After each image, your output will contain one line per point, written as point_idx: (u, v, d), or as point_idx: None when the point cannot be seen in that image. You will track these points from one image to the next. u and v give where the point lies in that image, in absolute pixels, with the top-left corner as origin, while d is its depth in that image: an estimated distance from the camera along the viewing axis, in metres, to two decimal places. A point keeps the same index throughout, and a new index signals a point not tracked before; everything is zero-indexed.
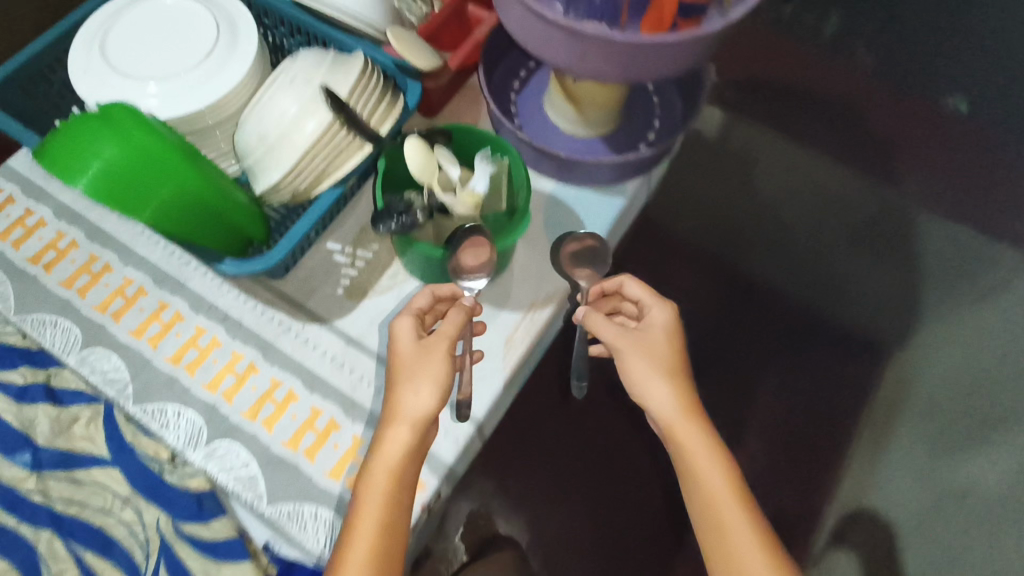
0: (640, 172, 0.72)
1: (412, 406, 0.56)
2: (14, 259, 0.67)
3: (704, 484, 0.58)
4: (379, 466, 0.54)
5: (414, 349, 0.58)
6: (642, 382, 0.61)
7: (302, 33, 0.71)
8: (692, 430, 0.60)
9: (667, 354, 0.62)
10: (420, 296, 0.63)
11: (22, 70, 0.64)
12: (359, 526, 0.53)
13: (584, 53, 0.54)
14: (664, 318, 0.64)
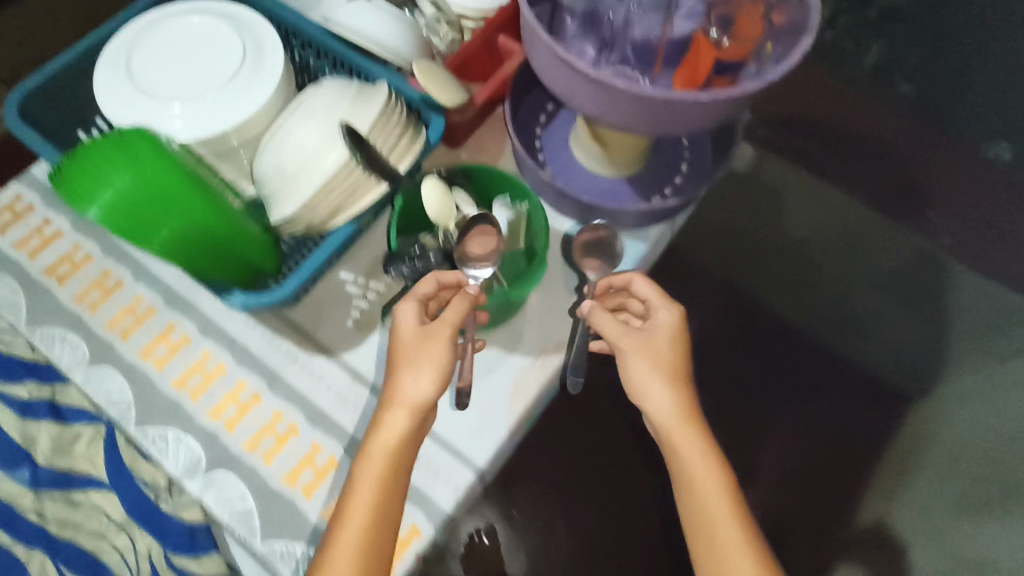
0: (664, 217, 0.69)
1: (412, 390, 0.55)
2: (30, 269, 0.66)
3: (698, 497, 0.57)
4: (375, 449, 0.54)
5: (417, 333, 0.57)
6: (644, 387, 0.59)
7: (331, 59, 0.71)
8: (692, 439, 0.58)
9: (672, 359, 0.60)
10: (426, 282, 0.60)
11: (49, 82, 0.64)
12: (351, 509, 0.53)
13: (613, 103, 0.52)
14: (673, 320, 0.61)
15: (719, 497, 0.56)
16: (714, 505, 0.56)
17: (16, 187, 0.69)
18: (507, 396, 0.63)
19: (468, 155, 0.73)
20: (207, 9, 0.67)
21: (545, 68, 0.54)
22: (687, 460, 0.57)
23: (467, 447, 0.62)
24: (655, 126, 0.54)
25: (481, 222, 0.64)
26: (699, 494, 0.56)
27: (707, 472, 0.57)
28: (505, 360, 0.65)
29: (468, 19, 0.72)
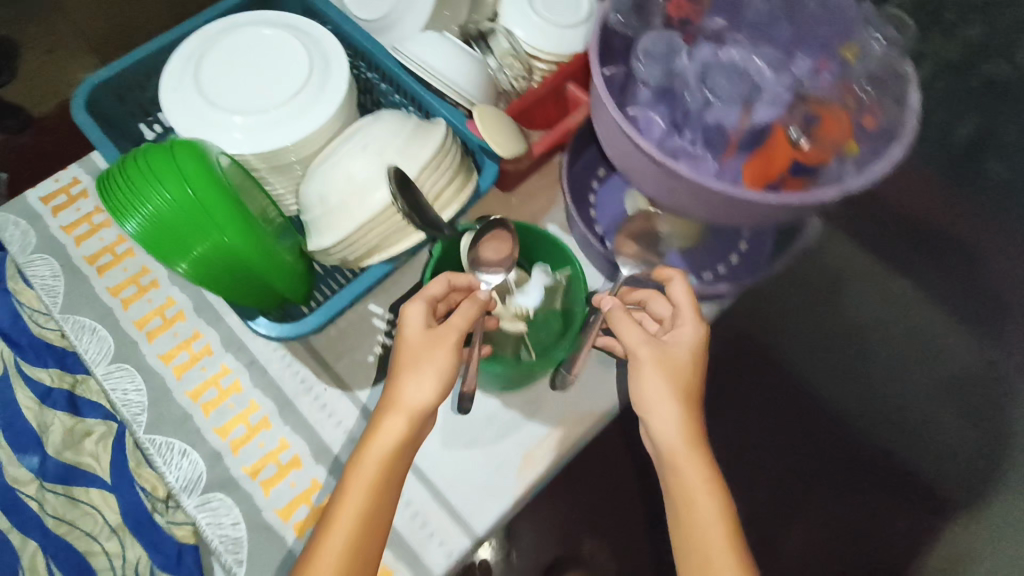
0: (715, 298, 0.64)
1: (414, 396, 0.50)
2: (72, 255, 0.67)
3: (695, 529, 0.50)
4: (369, 456, 0.50)
5: (424, 336, 0.52)
6: (654, 407, 0.52)
7: (396, 88, 0.69)
8: (697, 466, 0.51)
9: (687, 379, 0.53)
10: (437, 282, 0.55)
11: (120, 77, 0.65)
12: (337, 518, 0.48)
13: (674, 186, 0.49)
14: (696, 337, 0.54)
15: (719, 534, 0.50)
16: (713, 542, 0.49)
17: (76, 170, 0.70)
18: (517, 466, 0.60)
19: (519, 201, 0.71)
20: (281, 23, 0.66)
21: (607, 134, 0.52)
22: (688, 491, 0.51)
23: (467, 512, 0.59)
24: (715, 214, 0.51)
25: (497, 227, 0.61)
26: (696, 528, 0.50)
27: (708, 504, 0.51)
28: (522, 425, 0.62)
29: (540, 61, 0.69)
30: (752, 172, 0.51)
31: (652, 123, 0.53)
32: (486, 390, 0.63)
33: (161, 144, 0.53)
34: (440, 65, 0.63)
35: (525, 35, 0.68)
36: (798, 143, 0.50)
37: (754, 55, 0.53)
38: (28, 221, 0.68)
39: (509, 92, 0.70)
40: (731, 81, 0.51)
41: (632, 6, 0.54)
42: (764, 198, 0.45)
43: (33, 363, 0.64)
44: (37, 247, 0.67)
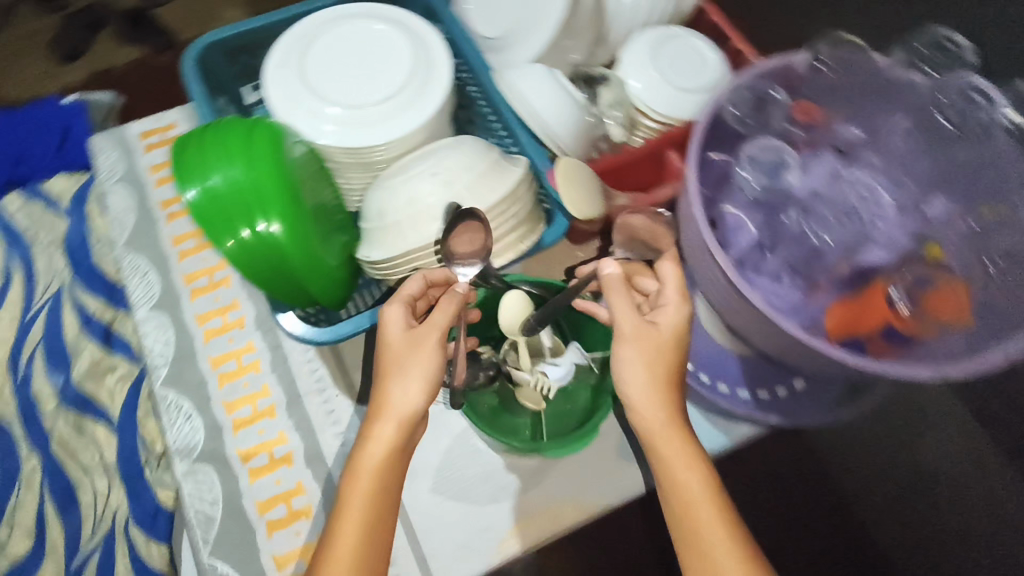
0: (763, 424, 0.58)
1: (399, 400, 0.44)
2: (149, 195, 0.69)
3: (687, 511, 0.43)
4: (360, 470, 0.43)
5: (407, 338, 0.46)
6: (636, 384, 0.44)
7: (494, 112, 0.66)
8: (680, 444, 0.43)
9: (669, 359, 0.45)
10: (411, 282, 0.50)
11: (232, 40, 0.67)
12: (336, 534, 0.42)
13: (741, 307, 0.46)
14: (684, 314, 0.46)
15: (713, 513, 0.42)
16: (707, 525, 0.42)
17: (177, 115, 0.73)
18: (500, 535, 0.56)
19: (585, 257, 0.67)
20: (397, 20, 0.65)
21: (687, 229, 0.49)
22: (675, 473, 0.43)
23: (436, 566, 0.55)
24: (779, 349, 0.47)
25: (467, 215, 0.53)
26: (686, 508, 0.43)
27: (697, 481, 0.43)
28: (520, 493, 0.57)
29: (648, 118, 0.64)
30: (836, 322, 0.45)
31: (738, 234, 0.48)
32: (490, 446, 0.59)
33: (245, 120, 0.53)
34: (538, 102, 0.60)
35: (638, 86, 0.63)
36: (898, 307, 0.43)
37: (876, 189, 0.49)
38: (120, 152, 0.70)
39: (607, 134, 0.65)
40: (837, 219, 0.48)
41: (753, 100, 0.50)
42: (840, 356, 0.40)
43: (85, 288, 0.69)
44: (121, 179, 0.69)
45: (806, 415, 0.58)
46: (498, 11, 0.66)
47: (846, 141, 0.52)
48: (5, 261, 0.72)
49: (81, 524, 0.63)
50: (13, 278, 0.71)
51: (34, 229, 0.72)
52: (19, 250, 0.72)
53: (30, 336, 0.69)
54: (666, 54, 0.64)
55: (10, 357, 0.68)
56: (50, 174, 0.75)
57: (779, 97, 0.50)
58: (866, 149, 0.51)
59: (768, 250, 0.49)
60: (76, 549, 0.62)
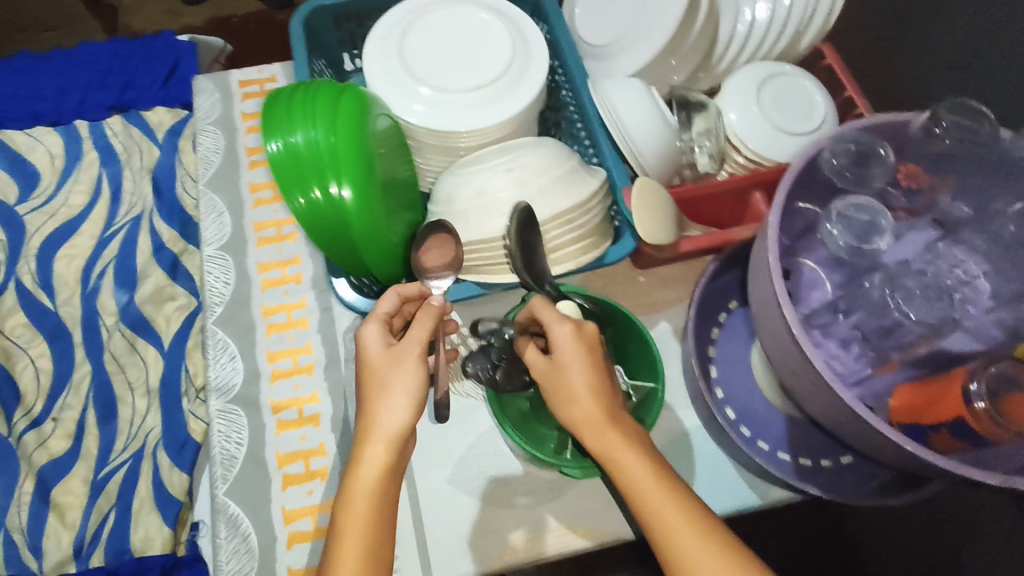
0: (798, 492, 0.55)
1: (388, 420, 0.43)
2: (238, 139, 0.72)
3: (651, 520, 0.41)
4: (354, 495, 0.42)
5: (388, 354, 0.45)
6: (563, 397, 0.45)
7: (582, 120, 0.66)
8: (618, 445, 0.43)
9: (587, 370, 0.45)
10: (386, 299, 0.49)
11: (342, 5, 0.68)
12: (337, 563, 0.41)
13: (800, 369, 0.43)
14: (570, 331, 0.46)
15: (683, 521, 0.41)
16: (680, 536, 0.40)
17: (278, 69, 0.75)
18: (505, 543, 0.55)
19: (646, 282, 0.65)
20: (503, 12, 0.65)
21: (758, 275, 0.47)
22: (623, 475, 0.43)
23: (434, 557, 0.55)
24: (832, 418, 0.44)
25: (439, 229, 0.56)
26: (645, 515, 0.42)
27: (653, 484, 0.42)
28: (530, 504, 0.56)
29: (739, 154, 0.62)
30: (899, 406, 0.44)
31: (812, 291, 0.48)
32: (511, 451, 0.58)
33: (335, 85, 0.54)
34: (628, 115, 0.58)
35: (735, 119, 0.61)
36: (973, 401, 0.38)
37: (972, 271, 0.44)
38: (220, 95, 0.74)
39: (693, 163, 0.63)
40: (926, 294, 0.43)
41: (856, 153, 0.47)
42: (892, 437, 0.39)
43: (163, 217, 0.74)
44: (215, 120, 0.72)
45: (846, 494, 0.55)
46: (607, 20, 0.66)
47: (947, 215, 0.49)
48: (96, 177, 0.75)
49: (115, 438, 0.67)
50: (101, 193, 0.75)
51: (128, 152, 0.76)
52: (110, 169, 0.75)
53: (105, 251, 0.73)
54: (772, 92, 0.61)
55: (84, 268, 0.72)
56: (151, 106, 0.79)
57: (885, 155, 0.48)
58: (969, 228, 0.47)
59: (842, 313, 0.47)
60: (105, 459, 0.66)
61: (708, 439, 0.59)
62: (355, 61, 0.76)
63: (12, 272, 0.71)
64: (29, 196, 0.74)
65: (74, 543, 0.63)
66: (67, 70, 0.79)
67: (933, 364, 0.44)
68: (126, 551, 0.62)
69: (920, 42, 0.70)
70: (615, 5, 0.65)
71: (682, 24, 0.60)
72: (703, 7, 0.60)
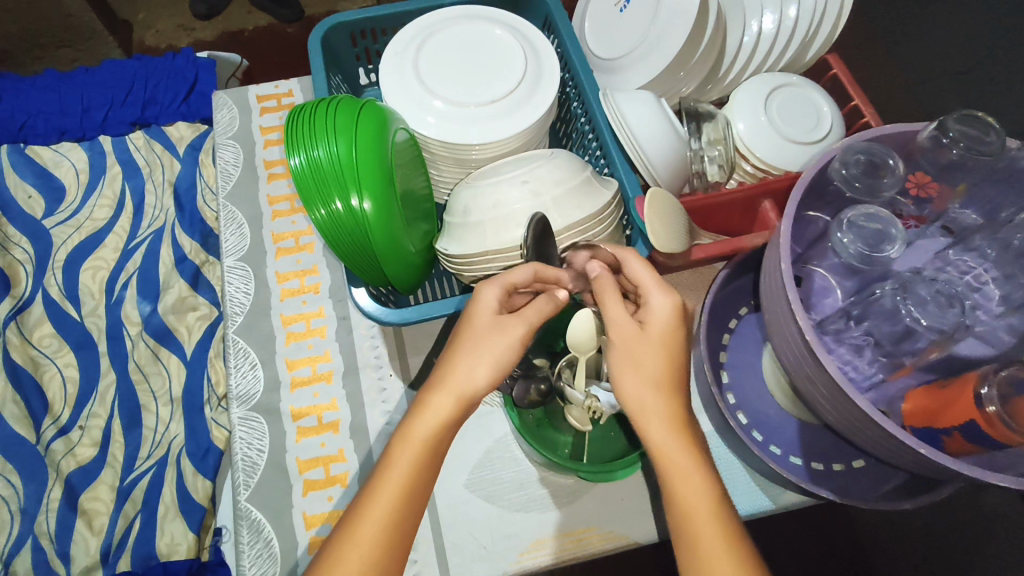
0: (811, 495, 0.56)
1: (467, 378, 0.40)
2: (257, 153, 0.73)
3: (686, 526, 0.38)
4: (411, 436, 0.39)
5: (488, 319, 0.42)
6: (635, 370, 0.40)
7: (594, 132, 0.67)
8: (678, 450, 0.39)
9: (668, 358, 0.41)
10: (522, 269, 0.45)
11: (357, 23, 0.70)
12: (374, 493, 0.38)
13: (812, 375, 0.44)
14: (667, 310, 0.42)
15: (717, 539, 0.37)
16: (709, 549, 0.37)
17: (295, 85, 0.77)
18: (520, 546, 0.56)
19: None
20: (515, 29, 0.67)
21: (771, 283, 0.48)
22: (677, 493, 0.38)
23: (452, 562, 0.56)
24: (847, 423, 0.45)
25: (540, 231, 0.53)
26: (686, 525, 0.37)
27: (700, 495, 0.38)
28: (548, 507, 0.57)
29: (749, 163, 0.63)
30: (913, 410, 0.45)
31: (823, 297, 0.51)
32: (527, 457, 0.59)
33: (356, 101, 0.55)
34: (641, 126, 0.59)
35: (745, 129, 0.62)
36: (984, 405, 0.39)
37: (981, 278, 0.48)
38: (239, 110, 0.75)
39: (702, 172, 0.63)
40: (939, 302, 0.43)
41: (867, 163, 0.48)
42: (904, 440, 0.39)
43: (184, 229, 0.76)
44: (234, 134, 0.74)
45: (858, 496, 0.55)
46: (618, 35, 0.67)
47: (956, 221, 0.52)
48: (118, 193, 0.78)
49: (140, 444, 0.69)
50: (123, 207, 0.77)
51: (150, 166, 0.79)
52: (133, 184, 0.78)
53: (128, 263, 0.75)
54: (780, 102, 0.62)
55: (108, 280, 0.75)
56: (174, 121, 0.81)
57: (894, 166, 0.48)
58: (980, 235, 0.49)
59: (854, 320, 0.49)
60: (131, 466, 0.68)
61: (720, 442, 0.60)
62: (370, 74, 0.79)
63: (38, 284, 0.73)
64: (55, 210, 0.76)
65: (101, 549, 0.64)
66: (88, 88, 0.81)
67: (948, 367, 0.47)
68: (153, 556, 0.63)
69: None
70: (624, 20, 0.67)
71: (691, 37, 0.61)
72: (710, 20, 0.61)
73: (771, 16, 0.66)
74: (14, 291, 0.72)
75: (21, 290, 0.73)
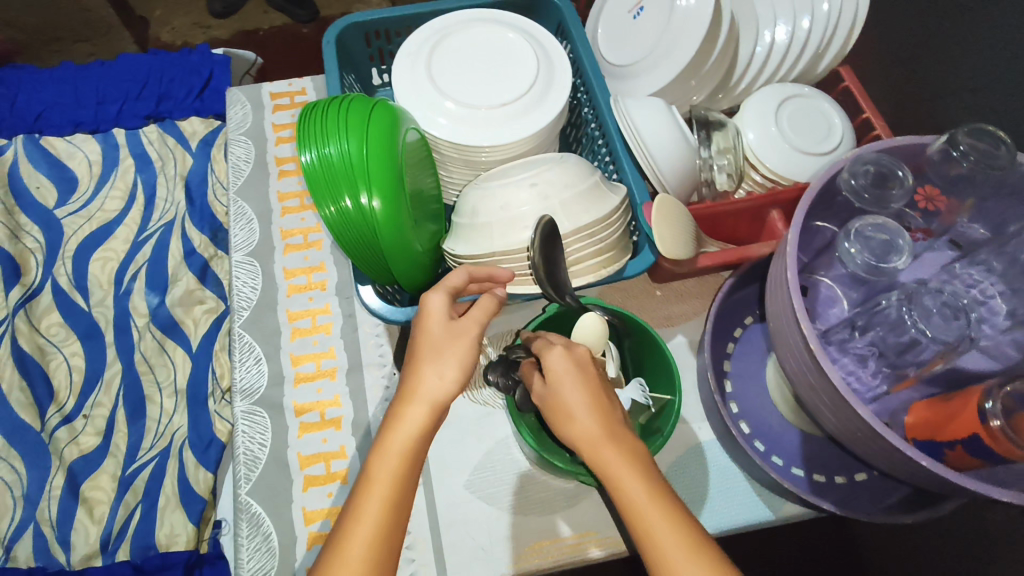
0: (812, 507, 0.56)
1: (435, 385, 0.41)
2: (268, 150, 0.74)
3: (644, 536, 0.37)
4: (389, 448, 0.39)
5: (447, 326, 0.43)
6: (562, 414, 0.42)
7: (603, 138, 0.68)
8: (621, 462, 0.39)
9: (586, 389, 0.42)
10: (456, 274, 0.48)
11: (373, 23, 0.71)
12: (359, 511, 0.38)
13: (817, 385, 0.44)
14: (563, 353, 0.43)
15: (675, 542, 0.36)
16: (670, 552, 0.36)
17: (308, 83, 0.78)
18: (518, 548, 0.56)
19: (662, 296, 0.67)
20: (529, 33, 0.68)
21: (776, 294, 0.47)
22: (628, 504, 0.38)
23: (451, 562, 0.55)
24: (848, 433, 0.45)
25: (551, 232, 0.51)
26: (642, 532, 0.37)
27: (645, 499, 0.38)
28: (547, 512, 0.57)
29: (758, 173, 0.63)
30: (916, 422, 0.45)
31: (829, 307, 0.51)
32: (527, 460, 0.59)
33: (368, 100, 0.55)
34: (649, 133, 0.59)
35: (756, 138, 0.62)
36: (989, 420, 0.38)
37: (987, 291, 0.48)
38: (252, 107, 0.76)
39: (711, 180, 0.63)
40: (943, 314, 0.43)
41: (876, 174, 0.48)
42: (908, 453, 0.39)
43: (194, 223, 0.77)
44: (246, 130, 0.75)
45: (859, 509, 0.55)
46: (631, 42, 0.68)
47: (964, 236, 0.52)
48: (129, 185, 0.78)
49: (143, 434, 0.69)
50: (135, 199, 0.78)
51: (162, 160, 0.79)
52: (145, 178, 0.79)
53: (137, 255, 0.76)
54: (790, 113, 0.63)
55: (117, 271, 0.75)
56: (187, 116, 0.82)
57: (903, 177, 0.49)
58: (987, 249, 0.49)
59: (859, 330, 0.49)
60: (133, 456, 0.68)
61: (723, 451, 0.60)
62: (383, 75, 0.80)
63: (48, 273, 0.74)
64: (67, 200, 0.77)
65: (102, 537, 0.64)
66: (105, 81, 0.82)
67: (949, 381, 0.47)
68: (151, 546, 0.64)
69: (935, 70, 0.72)
70: (638, 27, 0.67)
71: (704, 45, 0.61)
72: (724, 30, 0.61)
73: (784, 27, 0.66)
74: (24, 280, 0.73)
75: (32, 279, 0.74)
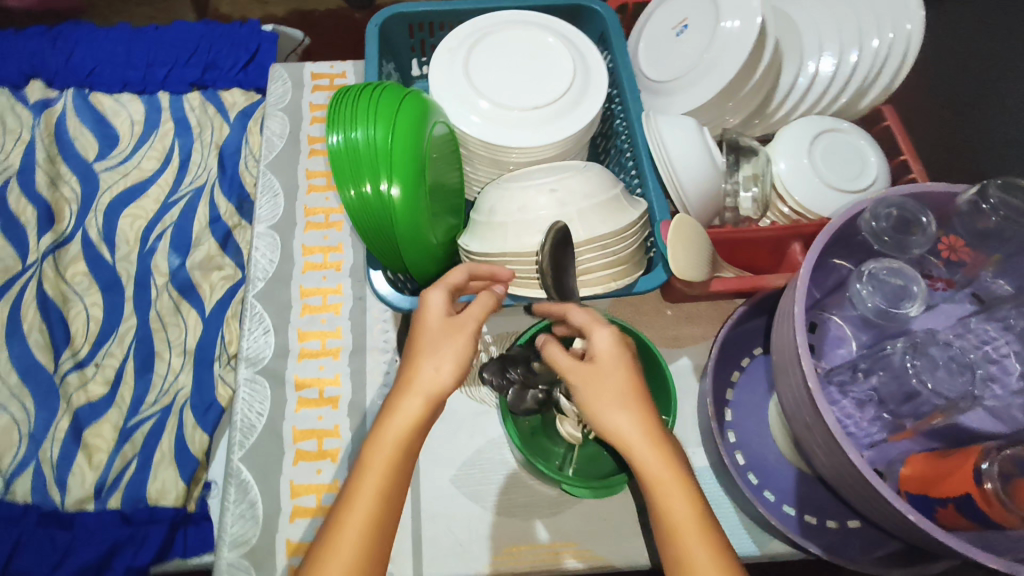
0: (799, 548, 0.54)
1: (431, 376, 0.41)
2: (302, 127, 0.76)
3: (675, 541, 0.37)
4: (383, 439, 0.39)
5: (445, 321, 0.44)
6: (604, 398, 0.40)
7: (631, 151, 0.67)
8: (659, 463, 0.38)
9: (630, 377, 0.41)
10: (456, 271, 0.48)
11: (417, 15, 0.72)
12: (352, 499, 0.38)
13: (811, 424, 0.43)
14: (612, 337, 0.42)
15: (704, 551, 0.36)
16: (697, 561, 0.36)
17: (349, 67, 0.79)
18: (494, 548, 0.56)
19: (672, 316, 0.67)
20: (570, 40, 0.68)
21: (782, 327, 0.47)
22: (663, 507, 0.37)
23: (427, 552, 0.56)
24: (837, 475, 0.44)
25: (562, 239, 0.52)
26: (673, 536, 0.37)
27: (682, 498, 0.37)
28: (529, 516, 0.57)
29: (785, 204, 0.62)
30: (910, 474, 0.44)
31: (836, 347, 0.51)
32: (518, 463, 0.59)
33: (401, 90, 0.56)
34: (676, 150, 0.59)
35: (786, 168, 0.61)
36: (983, 481, 0.37)
37: (1000, 349, 0.46)
38: (292, 85, 0.78)
39: (735, 207, 0.63)
40: (950, 368, 0.42)
41: (899, 218, 0.47)
42: (896, 505, 0.38)
43: (223, 191, 0.79)
44: (284, 106, 0.77)
45: (848, 556, 0.54)
46: (670, 59, 0.67)
47: (988, 290, 0.50)
48: (166, 148, 0.81)
49: (148, 389, 0.71)
50: (170, 162, 0.80)
51: (201, 127, 0.82)
52: (181, 142, 0.81)
53: (165, 216, 0.78)
54: (825, 147, 0.61)
55: (145, 229, 0.77)
56: (230, 87, 0.84)
57: (927, 224, 0.47)
58: (1008, 306, 0.48)
59: (861, 373, 0.47)
60: (136, 409, 0.70)
61: (713, 479, 0.59)
62: (423, 67, 0.81)
63: (80, 224, 0.77)
64: (106, 155, 0.80)
65: (97, 483, 0.66)
66: (156, 45, 0.85)
67: (952, 437, 0.46)
68: (142, 498, 0.66)
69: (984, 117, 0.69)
70: (678, 45, 0.67)
71: (743, 70, 0.60)
72: (766, 56, 0.60)
73: (830, 59, 0.64)
74: (57, 227, 0.76)
75: (63, 228, 0.76)
